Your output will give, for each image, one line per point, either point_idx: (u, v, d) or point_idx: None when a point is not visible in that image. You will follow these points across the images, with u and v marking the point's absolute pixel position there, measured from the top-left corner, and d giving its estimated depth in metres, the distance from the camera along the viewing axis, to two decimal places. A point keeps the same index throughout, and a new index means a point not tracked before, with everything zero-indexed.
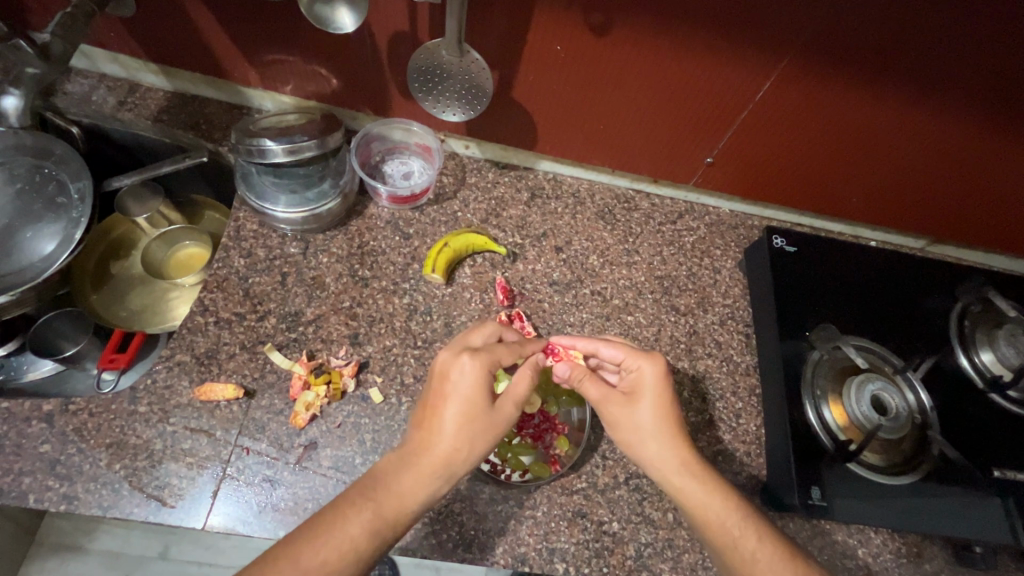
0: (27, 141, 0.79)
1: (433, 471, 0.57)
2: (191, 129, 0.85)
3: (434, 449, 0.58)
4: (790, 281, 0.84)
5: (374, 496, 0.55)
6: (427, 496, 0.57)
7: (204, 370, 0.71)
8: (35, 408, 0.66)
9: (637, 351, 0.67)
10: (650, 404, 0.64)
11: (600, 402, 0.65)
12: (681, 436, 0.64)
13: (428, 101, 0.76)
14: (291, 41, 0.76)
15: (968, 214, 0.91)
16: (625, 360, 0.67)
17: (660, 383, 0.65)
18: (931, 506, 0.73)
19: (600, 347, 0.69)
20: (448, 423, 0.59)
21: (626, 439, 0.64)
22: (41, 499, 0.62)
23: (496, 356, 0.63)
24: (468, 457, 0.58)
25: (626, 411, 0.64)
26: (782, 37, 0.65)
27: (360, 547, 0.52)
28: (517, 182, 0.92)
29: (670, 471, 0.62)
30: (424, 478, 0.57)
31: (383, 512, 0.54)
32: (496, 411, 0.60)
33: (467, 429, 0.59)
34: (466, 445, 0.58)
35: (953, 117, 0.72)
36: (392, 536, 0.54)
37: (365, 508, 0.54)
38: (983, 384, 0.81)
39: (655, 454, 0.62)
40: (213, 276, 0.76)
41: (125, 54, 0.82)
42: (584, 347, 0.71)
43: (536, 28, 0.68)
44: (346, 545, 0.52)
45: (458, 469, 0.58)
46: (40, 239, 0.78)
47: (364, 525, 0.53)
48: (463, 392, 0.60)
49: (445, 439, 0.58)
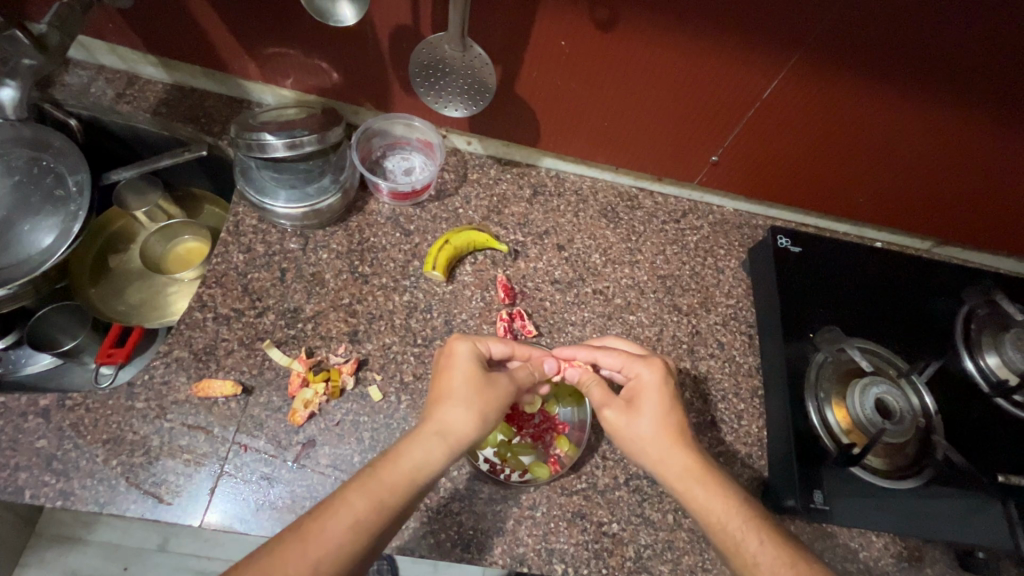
0: (25, 134, 0.78)
1: (432, 437, 0.56)
2: (190, 122, 0.84)
3: (433, 418, 0.58)
4: (794, 282, 0.84)
5: (376, 474, 0.53)
6: (429, 464, 0.55)
7: (202, 366, 0.70)
8: (31, 402, 0.65)
9: (635, 358, 0.68)
10: (651, 411, 0.64)
11: (600, 405, 0.66)
12: (684, 440, 0.63)
13: (429, 96, 0.74)
14: (292, 34, 0.75)
15: (975, 215, 0.89)
16: (625, 366, 0.68)
17: (661, 387, 0.66)
18: (933, 509, 0.72)
19: (597, 355, 0.69)
20: (446, 394, 0.60)
21: (628, 447, 0.64)
22: (37, 495, 0.61)
23: (483, 343, 0.66)
24: (468, 421, 0.58)
25: (625, 416, 0.65)
26: (794, 34, 0.63)
27: (367, 519, 0.50)
28: (519, 179, 0.91)
29: (672, 472, 0.61)
30: (427, 444, 0.56)
31: (386, 485, 0.52)
32: (493, 380, 0.62)
33: (471, 400, 0.59)
34: (459, 408, 0.58)
35: (966, 117, 0.70)
36: (399, 505, 0.52)
37: (370, 483, 0.52)
38: (988, 388, 0.80)
39: (658, 453, 0.62)
40: (212, 271, 0.76)
41: (124, 46, 0.81)
42: (585, 357, 0.70)
43: (541, 22, 0.67)
44: (352, 515, 0.50)
45: (461, 437, 0.57)
46: (39, 232, 0.77)
47: (369, 497, 0.51)
48: (463, 368, 0.62)
49: (444, 409, 0.58)
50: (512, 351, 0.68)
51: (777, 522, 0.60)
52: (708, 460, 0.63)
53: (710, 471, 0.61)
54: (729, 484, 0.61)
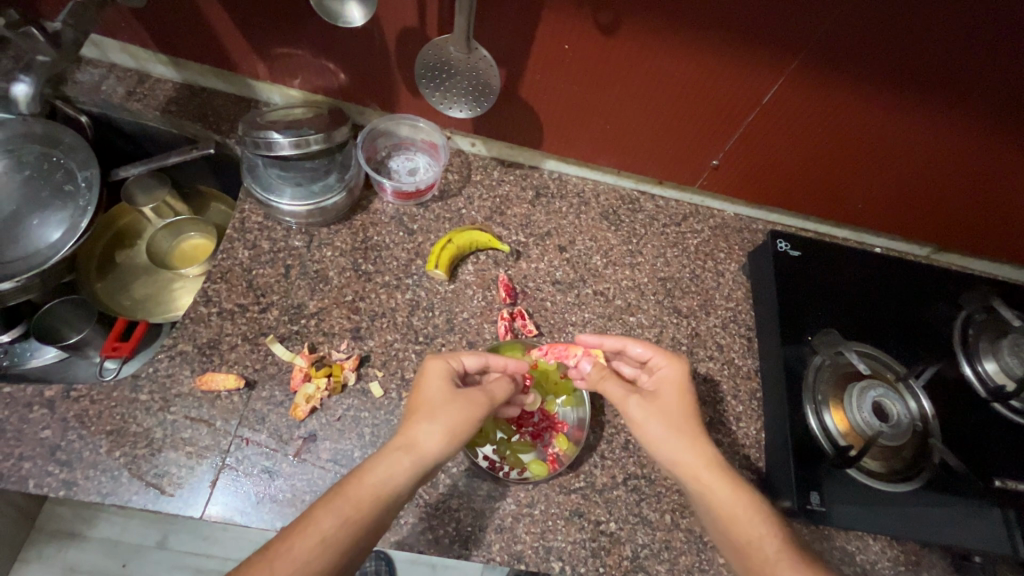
0: (36, 129, 0.80)
1: (397, 451, 0.57)
2: (199, 120, 0.86)
3: (402, 433, 0.58)
4: (793, 286, 0.84)
5: (343, 491, 0.54)
6: (394, 478, 0.55)
7: (205, 360, 0.71)
8: (36, 393, 0.66)
9: (663, 352, 0.70)
10: (668, 408, 0.65)
11: (621, 398, 0.67)
12: (698, 432, 0.64)
13: (435, 97, 0.76)
14: (300, 35, 0.76)
15: (972, 222, 0.90)
16: (653, 358, 0.70)
17: (675, 381, 0.67)
18: (928, 513, 0.73)
19: (628, 344, 0.72)
20: (416, 411, 0.60)
21: (644, 434, 0.65)
22: (41, 485, 0.62)
23: (457, 360, 0.66)
24: (436, 437, 0.58)
25: (649, 407, 0.65)
26: (789, 40, 0.65)
27: (335, 534, 0.51)
28: (522, 180, 0.92)
29: (686, 465, 0.62)
30: (391, 458, 0.56)
31: (354, 500, 0.53)
32: (462, 395, 0.62)
33: (437, 413, 0.59)
34: (427, 424, 0.58)
35: (963, 124, 0.71)
36: (367, 518, 0.53)
37: (336, 500, 0.53)
38: (985, 393, 0.81)
39: (672, 448, 0.62)
40: (218, 267, 0.77)
41: (135, 45, 0.83)
42: (611, 345, 0.73)
43: (546, 27, 0.69)
44: (320, 531, 0.51)
45: (428, 453, 0.57)
46: (47, 226, 0.79)
47: (335, 514, 0.52)
48: (433, 386, 0.62)
49: (413, 424, 0.59)
50: (485, 364, 0.68)
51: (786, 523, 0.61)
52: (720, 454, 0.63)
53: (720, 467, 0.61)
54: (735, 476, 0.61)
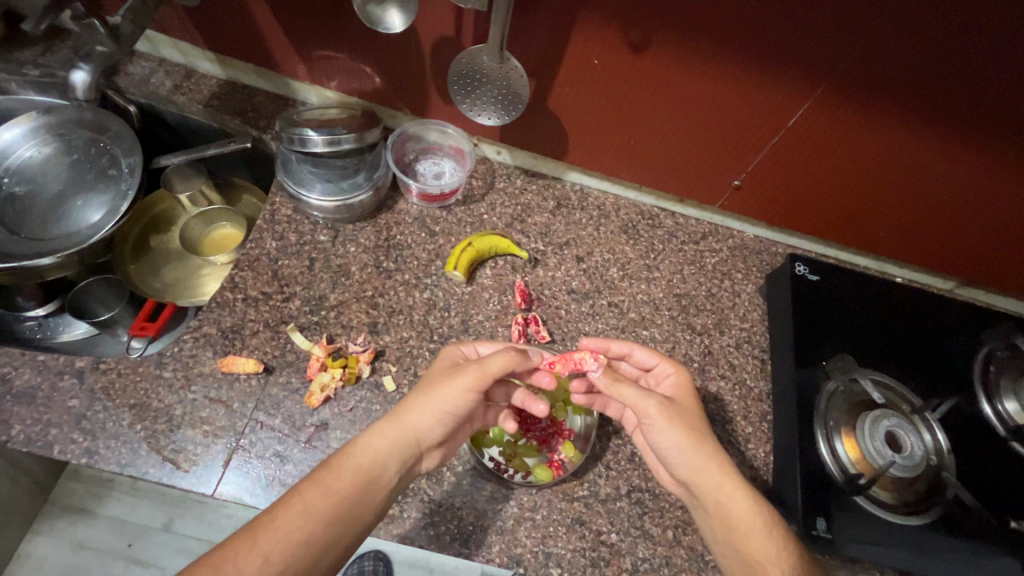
0: (87, 116, 0.85)
1: (382, 423, 0.59)
2: (238, 116, 0.90)
3: (398, 411, 0.60)
4: (809, 310, 0.84)
5: (328, 462, 0.57)
6: (377, 452, 0.57)
7: (228, 344, 0.73)
8: (68, 363, 0.69)
9: (665, 360, 0.72)
10: (682, 419, 0.64)
11: (637, 402, 0.64)
12: (710, 442, 0.64)
13: (465, 103, 0.77)
14: (342, 39, 0.80)
15: (998, 258, 0.89)
16: (656, 366, 0.72)
17: (686, 390, 0.68)
18: (939, 551, 0.71)
19: (634, 349, 0.73)
20: (416, 389, 0.62)
21: (662, 436, 0.63)
22: (64, 451, 0.65)
23: (471, 347, 0.69)
24: (425, 415, 0.60)
25: (666, 413, 0.63)
26: (815, 64, 0.65)
27: (318, 508, 0.53)
28: (545, 190, 0.93)
29: (698, 476, 0.62)
30: (376, 433, 0.58)
31: (340, 474, 0.56)
32: (458, 374, 0.61)
33: (426, 391, 0.61)
34: (416, 402, 0.60)
35: (988, 157, 0.71)
36: (353, 494, 0.55)
37: (320, 471, 0.56)
38: (1005, 432, 0.80)
39: (693, 462, 0.62)
40: (246, 255, 0.80)
41: (186, 41, 0.87)
42: (617, 350, 0.74)
43: (578, 39, 0.70)
44: (302, 503, 0.53)
45: (418, 429, 0.59)
46: (89, 208, 0.84)
47: (321, 489, 0.54)
48: (437, 369, 0.65)
49: (406, 402, 0.61)
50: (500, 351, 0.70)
51: (797, 543, 0.61)
52: (733, 465, 0.63)
53: (734, 481, 0.61)
54: (749, 491, 0.62)
